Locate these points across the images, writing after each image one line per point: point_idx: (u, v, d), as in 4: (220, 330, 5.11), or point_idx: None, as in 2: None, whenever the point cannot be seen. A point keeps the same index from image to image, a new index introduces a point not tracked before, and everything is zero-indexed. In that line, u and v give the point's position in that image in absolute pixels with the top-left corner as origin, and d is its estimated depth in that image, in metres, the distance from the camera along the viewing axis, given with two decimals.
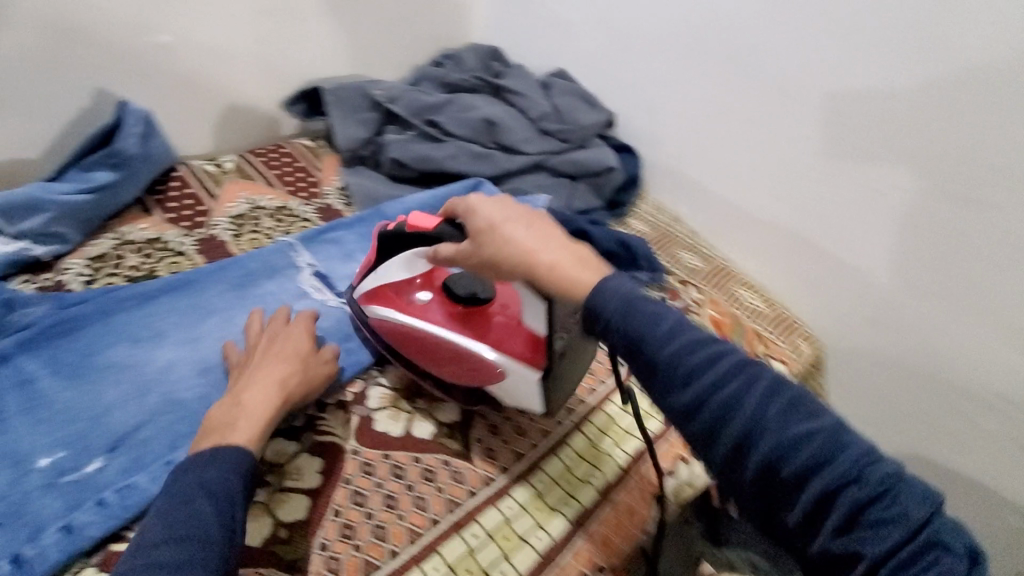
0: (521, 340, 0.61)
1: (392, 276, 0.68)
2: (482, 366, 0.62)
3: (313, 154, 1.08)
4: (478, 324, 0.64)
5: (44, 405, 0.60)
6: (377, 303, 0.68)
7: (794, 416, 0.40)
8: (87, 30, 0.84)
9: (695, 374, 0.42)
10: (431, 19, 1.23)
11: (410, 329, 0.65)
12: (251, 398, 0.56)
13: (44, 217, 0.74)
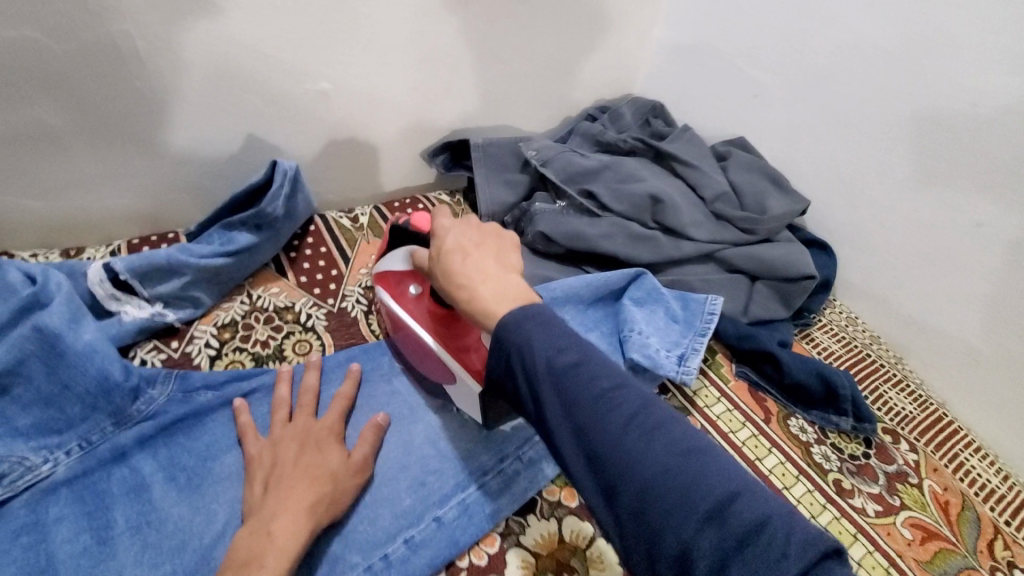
0: (480, 355, 0.60)
1: (394, 268, 0.69)
2: (437, 362, 0.63)
3: (451, 212, 1.00)
4: (456, 327, 0.63)
5: (154, 525, 0.52)
6: (381, 288, 0.70)
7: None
8: (250, 74, 0.79)
9: (673, 461, 0.39)
10: (592, 67, 1.10)
11: (397, 318, 0.67)
12: (282, 527, 0.48)
13: (181, 281, 0.68)
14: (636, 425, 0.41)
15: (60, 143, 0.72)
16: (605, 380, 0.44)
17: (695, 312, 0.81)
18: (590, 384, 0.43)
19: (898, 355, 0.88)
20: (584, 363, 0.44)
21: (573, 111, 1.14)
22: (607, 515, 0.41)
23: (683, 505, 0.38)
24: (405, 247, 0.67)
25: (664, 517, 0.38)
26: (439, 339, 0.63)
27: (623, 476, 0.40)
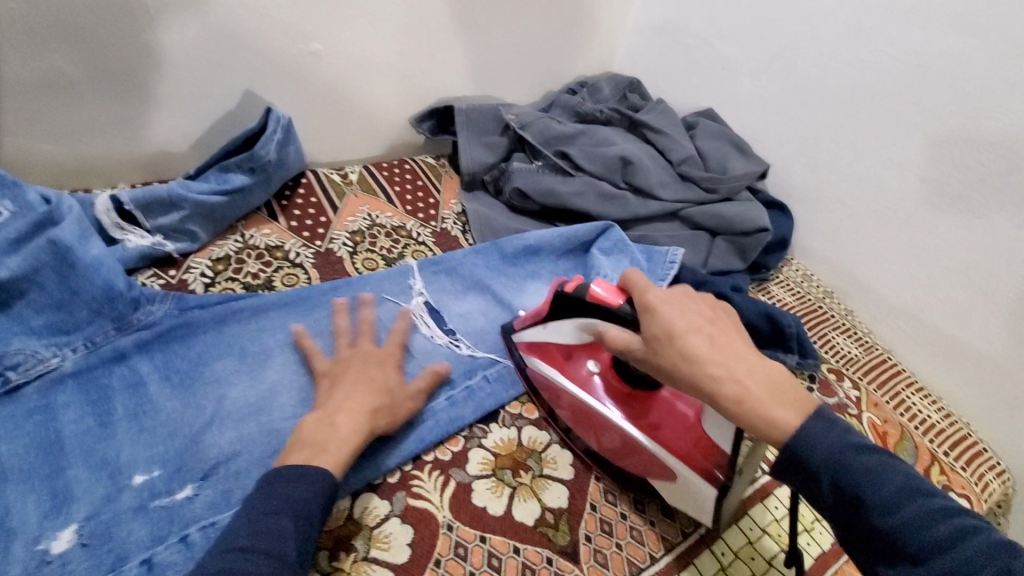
0: (687, 436, 0.56)
1: (562, 338, 0.66)
2: (644, 454, 0.58)
3: (433, 172, 1.04)
4: (643, 408, 0.60)
5: (150, 414, 0.58)
6: (540, 357, 0.68)
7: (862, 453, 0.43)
8: (247, 32, 0.85)
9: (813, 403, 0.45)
10: (573, 43, 1.17)
11: (578, 399, 0.63)
12: (343, 420, 0.54)
13: (180, 215, 0.74)
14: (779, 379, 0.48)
15: (71, 90, 0.77)
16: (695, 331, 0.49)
17: (657, 261, 0.86)
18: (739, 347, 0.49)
19: (849, 310, 0.94)
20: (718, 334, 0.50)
21: (555, 85, 1.20)
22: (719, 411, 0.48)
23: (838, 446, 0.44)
24: (571, 315, 0.64)
25: (807, 444, 0.44)
26: (632, 422, 0.59)
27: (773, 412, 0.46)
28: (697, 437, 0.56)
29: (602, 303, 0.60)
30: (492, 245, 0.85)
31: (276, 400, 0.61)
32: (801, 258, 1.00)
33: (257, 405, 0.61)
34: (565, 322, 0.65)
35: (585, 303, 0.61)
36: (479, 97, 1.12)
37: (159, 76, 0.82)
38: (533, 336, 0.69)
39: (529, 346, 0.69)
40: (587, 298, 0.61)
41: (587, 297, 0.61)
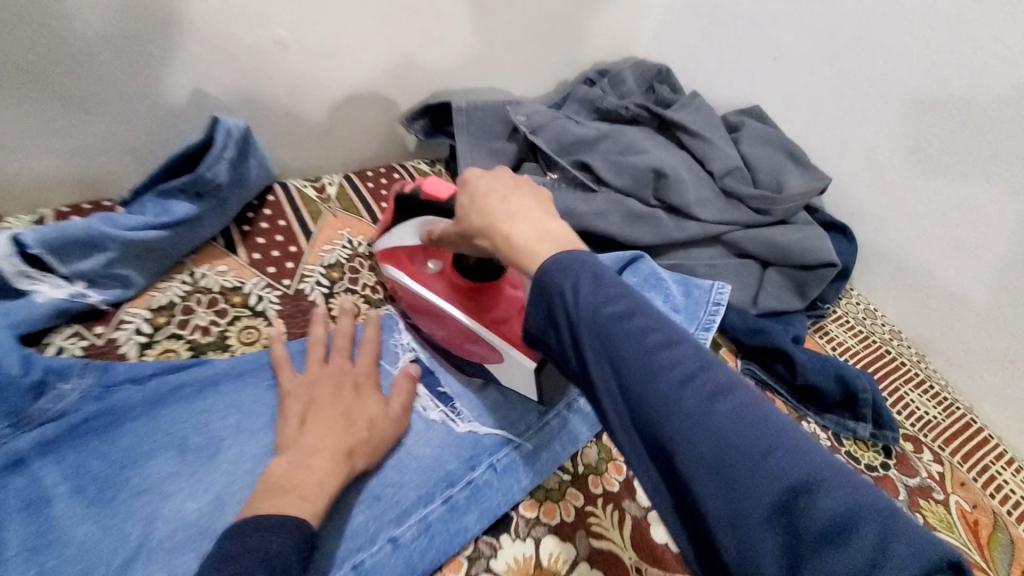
0: (521, 322, 0.59)
1: (407, 242, 0.64)
2: (474, 340, 0.61)
3: (428, 182, 0.89)
4: (484, 302, 0.62)
5: (55, 546, 0.44)
6: (390, 266, 0.66)
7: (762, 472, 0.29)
8: (192, 17, 0.67)
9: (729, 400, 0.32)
10: (592, 23, 0.99)
11: (413, 293, 0.64)
12: (315, 461, 0.47)
13: (105, 258, 0.59)
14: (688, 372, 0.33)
15: None
16: (647, 318, 0.36)
17: (699, 301, 0.72)
18: (638, 329, 0.35)
19: (920, 355, 0.79)
20: (636, 314, 0.36)
21: (569, 74, 1.03)
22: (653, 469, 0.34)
23: (738, 473, 0.30)
24: (412, 218, 0.63)
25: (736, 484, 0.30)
26: (472, 315, 0.61)
27: (691, 460, 0.31)
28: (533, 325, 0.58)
29: (435, 199, 0.60)
30: None
31: (225, 515, 0.48)
32: (860, 290, 0.84)
33: (199, 526, 0.47)
34: (408, 224, 0.64)
35: (421, 199, 0.61)
36: (481, 90, 0.95)
37: (81, 74, 0.65)
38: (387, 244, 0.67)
39: (387, 256, 0.67)
40: (420, 195, 0.61)
41: (422, 195, 0.61)
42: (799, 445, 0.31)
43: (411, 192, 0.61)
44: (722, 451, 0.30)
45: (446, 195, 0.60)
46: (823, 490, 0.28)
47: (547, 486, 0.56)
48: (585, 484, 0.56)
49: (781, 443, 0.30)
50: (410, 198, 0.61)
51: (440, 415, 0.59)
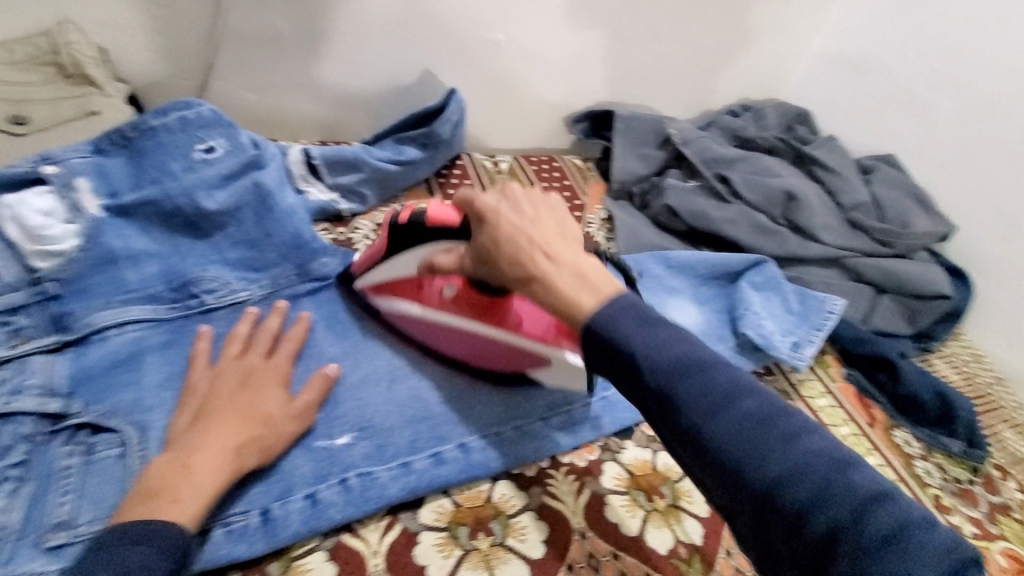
0: (552, 327, 0.59)
1: (409, 272, 0.61)
2: (508, 350, 0.60)
3: (581, 174, 1.01)
4: (501, 314, 0.60)
5: (314, 354, 0.60)
6: (394, 299, 0.63)
7: (770, 436, 0.35)
8: (441, 14, 0.88)
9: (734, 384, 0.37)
10: (745, 65, 1.11)
11: (427, 321, 0.62)
12: (202, 461, 0.44)
13: (357, 176, 0.79)
14: (756, 411, 0.36)
15: (279, 47, 0.84)
16: (713, 362, 0.39)
17: (813, 308, 0.80)
18: (700, 374, 0.38)
19: (1022, 403, 0.82)
20: (690, 354, 0.39)
21: (716, 105, 1.15)
22: (651, 407, 0.39)
23: (813, 493, 0.33)
24: (414, 244, 0.59)
25: (727, 439, 0.36)
26: (494, 327, 0.60)
27: (698, 416, 0.37)
28: (559, 325, 0.59)
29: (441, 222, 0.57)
30: (650, 255, 0.85)
31: (425, 370, 0.61)
32: (971, 335, 0.89)
33: (403, 371, 0.61)
34: (415, 253, 0.60)
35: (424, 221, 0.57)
36: (638, 106, 1.09)
37: (354, 43, 0.87)
38: (377, 278, 0.63)
39: (377, 288, 0.64)
40: (423, 219, 0.57)
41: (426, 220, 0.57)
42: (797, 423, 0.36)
43: (413, 215, 0.58)
44: (806, 481, 0.33)
45: (455, 221, 0.56)
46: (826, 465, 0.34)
47: None
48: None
49: (841, 465, 0.34)
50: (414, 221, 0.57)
51: None
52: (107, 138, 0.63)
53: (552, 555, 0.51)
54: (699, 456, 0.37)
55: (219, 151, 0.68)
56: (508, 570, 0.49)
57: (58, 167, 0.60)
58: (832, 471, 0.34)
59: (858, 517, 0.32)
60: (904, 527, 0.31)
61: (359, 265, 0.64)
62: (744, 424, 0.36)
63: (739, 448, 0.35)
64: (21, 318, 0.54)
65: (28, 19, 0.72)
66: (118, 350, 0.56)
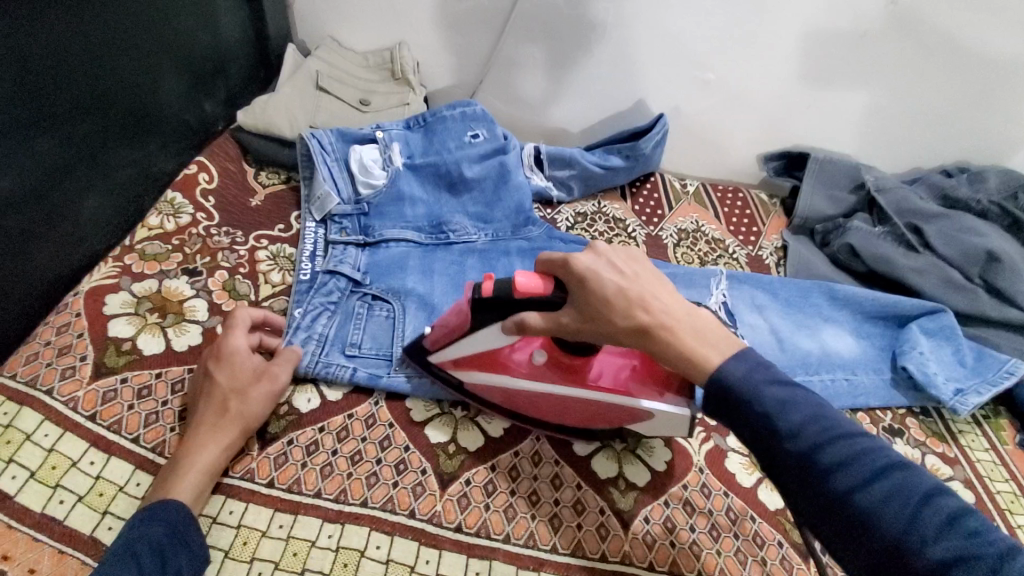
0: (631, 370, 0.58)
1: (492, 345, 0.57)
2: (598, 409, 0.58)
3: (764, 208, 1.08)
4: (586, 374, 0.58)
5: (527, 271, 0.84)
6: (473, 368, 0.60)
7: (842, 455, 0.43)
8: (661, 55, 1.02)
9: (802, 401, 0.46)
10: (972, 127, 1.06)
11: (522, 391, 0.59)
12: (185, 469, 0.51)
13: (570, 172, 0.98)
14: (811, 422, 0.45)
15: (530, 70, 1.06)
16: (767, 373, 0.47)
17: (988, 365, 0.80)
18: (782, 402, 0.46)
19: None
20: (766, 381, 0.47)
21: (927, 163, 1.12)
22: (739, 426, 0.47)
23: (858, 479, 0.42)
24: (499, 318, 0.55)
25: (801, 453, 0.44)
26: (582, 388, 0.57)
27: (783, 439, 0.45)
28: (640, 368, 0.58)
29: (526, 293, 0.53)
30: (824, 285, 0.87)
31: None
32: None
33: None
34: (493, 328, 0.56)
35: (513, 292, 0.54)
36: (838, 153, 1.13)
37: (587, 72, 1.05)
38: (452, 354, 0.59)
39: (457, 364, 0.60)
40: (511, 290, 0.54)
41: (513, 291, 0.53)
42: (861, 437, 0.44)
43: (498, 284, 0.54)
44: (855, 471, 0.42)
45: (546, 288, 0.53)
46: (885, 480, 0.42)
47: None
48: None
49: (864, 448, 0.43)
50: (499, 290, 0.54)
51: (736, 342, 0.80)
52: (414, 119, 0.93)
53: (672, 474, 0.62)
54: (768, 449, 0.46)
55: (481, 137, 0.93)
56: (634, 468, 0.61)
57: (384, 134, 0.90)
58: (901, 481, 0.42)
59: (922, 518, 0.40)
60: (921, 505, 0.41)
61: (433, 340, 0.60)
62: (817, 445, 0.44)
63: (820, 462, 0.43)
64: (346, 221, 0.82)
65: (381, 39, 1.07)
66: (395, 256, 0.80)
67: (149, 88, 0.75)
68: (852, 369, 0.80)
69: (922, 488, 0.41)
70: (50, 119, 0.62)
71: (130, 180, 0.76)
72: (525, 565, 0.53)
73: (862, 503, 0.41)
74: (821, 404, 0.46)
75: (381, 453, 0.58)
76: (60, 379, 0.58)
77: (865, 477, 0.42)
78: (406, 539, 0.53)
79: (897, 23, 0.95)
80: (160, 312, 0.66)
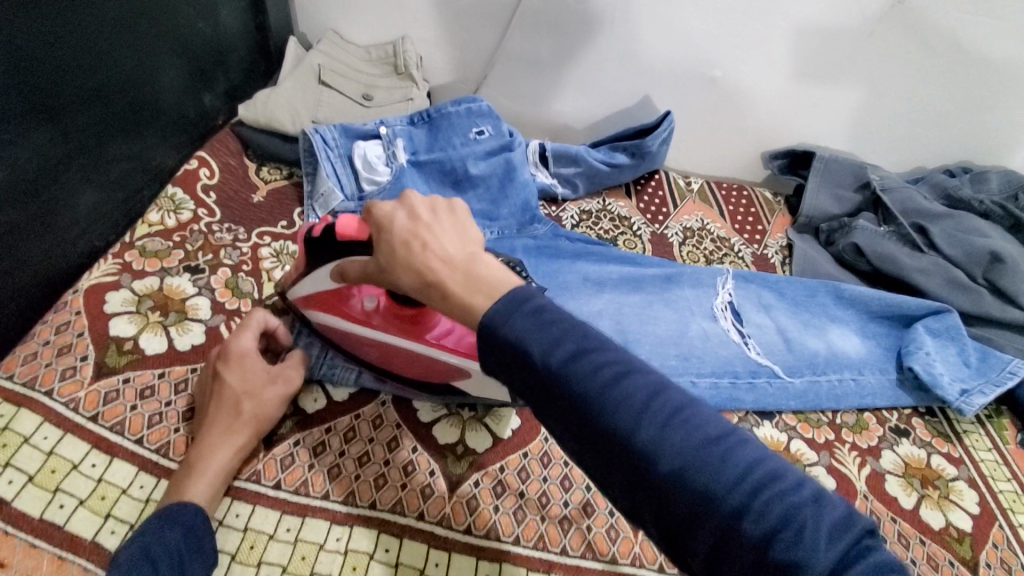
0: (471, 335, 0.58)
1: (329, 285, 0.59)
2: (423, 360, 0.59)
3: (768, 206, 1.07)
4: (415, 327, 0.58)
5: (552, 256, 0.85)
6: (320, 309, 0.62)
7: (685, 440, 0.35)
8: (666, 51, 1.01)
9: (646, 386, 0.37)
10: (974, 126, 1.06)
11: (356, 334, 0.61)
12: (193, 473, 0.50)
13: (575, 169, 0.97)
14: (657, 408, 0.36)
15: (535, 65, 1.04)
16: (606, 355, 0.39)
17: (994, 366, 0.80)
18: (620, 383, 0.37)
19: None
20: (591, 350, 0.39)
21: (930, 163, 1.12)
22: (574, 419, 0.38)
23: (680, 453, 0.35)
24: (326, 260, 0.57)
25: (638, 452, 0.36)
26: (412, 341, 0.58)
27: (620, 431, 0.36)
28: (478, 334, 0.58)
29: (349, 239, 0.54)
30: (830, 284, 0.87)
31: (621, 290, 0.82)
32: None
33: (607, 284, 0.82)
34: (323, 269, 0.58)
35: (332, 236, 0.55)
36: (842, 151, 1.13)
37: (592, 68, 1.04)
38: (307, 291, 0.62)
39: (306, 301, 0.63)
40: (334, 231, 0.55)
41: (336, 235, 0.55)
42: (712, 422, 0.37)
43: (328, 227, 0.56)
44: (672, 438, 0.35)
45: (357, 232, 0.53)
46: (739, 477, 0.34)
47: (809, 414, 0.76)
48: (839, 431, 0.75)
49: (719, 437, 0.36)
50: (327, 231, 0.55)
51: (740, 341, 0.80)
52: (419, 115, 0.91)
53: None
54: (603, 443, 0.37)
55: (486, 134, 0.92)
56: None
57: (388, 129, 0.88)
58: (756, 477, 0.34)
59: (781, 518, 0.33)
60: (747, 473, 0.34)
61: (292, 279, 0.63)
62: (656, 431, 0.36)
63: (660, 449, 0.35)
64: None
65: (384, 32, 1.05)
66: None
67: (147, 81, 0.73)
68: (859, 369, 0.80)
69: (781, 477, 0.34)
70: (46, 112, 0.61)
71: (127, 175, 0.74)
72: (535, 568, 0.53)
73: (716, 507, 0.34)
74: (661, 385, 0.38)
75: (390, 454, 0.58)
76: (59, 380, 0.57)
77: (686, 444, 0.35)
78: (415, 540, 0.53)
79: (903, 20, 0.94)
80: (162, 311, 0.65)
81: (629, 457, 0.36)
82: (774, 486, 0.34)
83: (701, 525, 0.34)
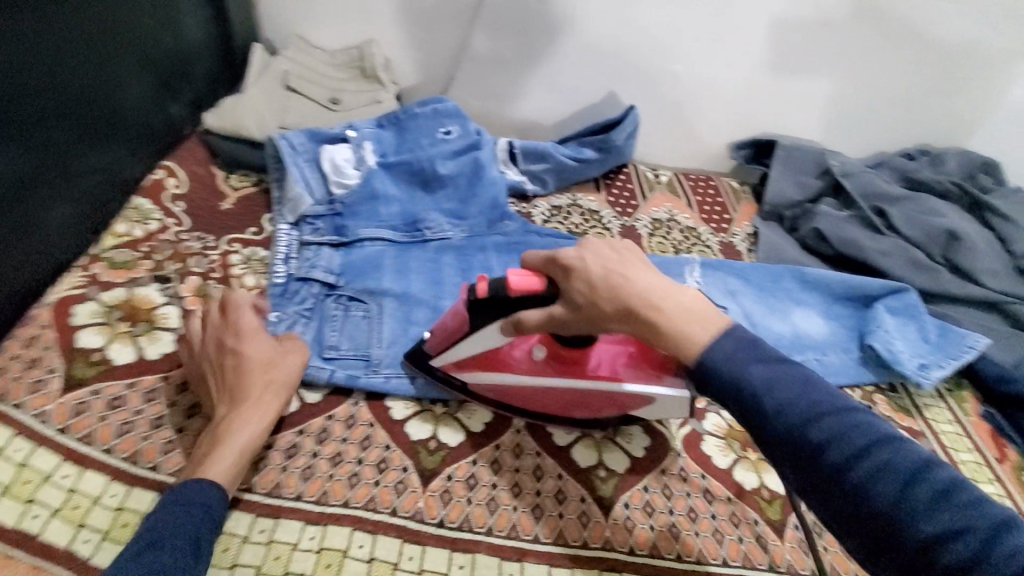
0: (625, 356, 0.61)
1: (491, 343, 0.59)
2: (603, 399, 0.60)
3: (735, 196, 1.09)
4: (583, 365, 0.60)
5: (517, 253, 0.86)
6: (483, 370, 0.61)
7: (847, 436, 0.42)
8: (630, 46, 1.03)
9: (806, 389, 0.45)
10: (929, 110, 1.09)
11: (530, 388, 0.61)
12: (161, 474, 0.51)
13: (545, 165, 0.99)
14: (817, 408, 0.44)
15: (500, 64, 1.05)
16: (764, 357, 0.47)
17: (952, 340, 0.82)
18: (788, 385, 0.45)
19: None
20: (761, 355, 0.47)
21: (889, 147, 1.15)
22: (742, 412, 0.46)
23: (839, 446, 0.42)
24: (495, 319, 0.57)
25: (797, 440, 0.43)
26: (582, 381, 0.60)
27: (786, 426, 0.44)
28: (632, 352, 0.61)
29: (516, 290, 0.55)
30: (793, 268, 0.90)
31: None
32: None
33: None
34: (492, 328, 0.57)
35: (506, 295, 0.55)
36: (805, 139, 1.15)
37: (557, 65, 1.06)
38: (459, 356, 0.61)
39: (459, 365, 0.62)
40: (504, 290, 0.55)
41: (507, 291, 0.55)
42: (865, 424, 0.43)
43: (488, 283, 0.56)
44: (790, 400, 0.44)
45: (534, 286, 0.54)
46: (891, 470, 0.41)
47: None
48: None
49: (866, 431, 0.42)
50: (493, 289, 0.55)
51: None
52: (386, 117, 0.92)
53: (648, 459, 0.63)
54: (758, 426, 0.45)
55: (454, 133, 0.93)
56: (614, 456, 0.63)
57: (356, 133, 0.89)
58: (901, 468, 0.41)
59: (924, 506, 0.39)
60: (896, 465, 0.41)
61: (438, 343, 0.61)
62: (817, 427, 0.43)
63: (823, 441, 0.42)
64: (319, 222, 0.81)
65: (349, 37, 1.05)
66: (370, 255, 0.80)
67: (114, 92, 0.73)
68: (822, 349, 0.82)
69: (930, 475, 0.40)
70: (17, 126, 0.61)
71: (98, 187, 0.74)
72: (508, 556, 0.54)
73: (869, 495, 0.41)
74: (819, 388, 0.45)
75: (362, 453, 0.58)
76: (28, 394, 0.57)
77: (805, 410, 0.44)
78: (389, 535, 0.54)
79: (855, 9, 0.97)
80: (131, 321, 0.65)
81: (787, 446, 0.44)
82: (923, 481, 0.40)
83: (843, 504, 0.42)
